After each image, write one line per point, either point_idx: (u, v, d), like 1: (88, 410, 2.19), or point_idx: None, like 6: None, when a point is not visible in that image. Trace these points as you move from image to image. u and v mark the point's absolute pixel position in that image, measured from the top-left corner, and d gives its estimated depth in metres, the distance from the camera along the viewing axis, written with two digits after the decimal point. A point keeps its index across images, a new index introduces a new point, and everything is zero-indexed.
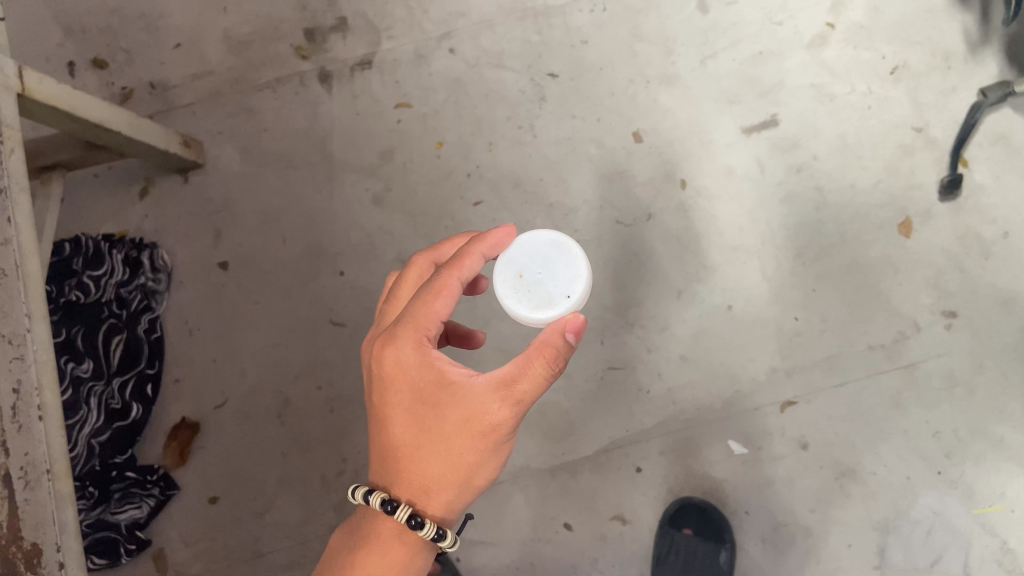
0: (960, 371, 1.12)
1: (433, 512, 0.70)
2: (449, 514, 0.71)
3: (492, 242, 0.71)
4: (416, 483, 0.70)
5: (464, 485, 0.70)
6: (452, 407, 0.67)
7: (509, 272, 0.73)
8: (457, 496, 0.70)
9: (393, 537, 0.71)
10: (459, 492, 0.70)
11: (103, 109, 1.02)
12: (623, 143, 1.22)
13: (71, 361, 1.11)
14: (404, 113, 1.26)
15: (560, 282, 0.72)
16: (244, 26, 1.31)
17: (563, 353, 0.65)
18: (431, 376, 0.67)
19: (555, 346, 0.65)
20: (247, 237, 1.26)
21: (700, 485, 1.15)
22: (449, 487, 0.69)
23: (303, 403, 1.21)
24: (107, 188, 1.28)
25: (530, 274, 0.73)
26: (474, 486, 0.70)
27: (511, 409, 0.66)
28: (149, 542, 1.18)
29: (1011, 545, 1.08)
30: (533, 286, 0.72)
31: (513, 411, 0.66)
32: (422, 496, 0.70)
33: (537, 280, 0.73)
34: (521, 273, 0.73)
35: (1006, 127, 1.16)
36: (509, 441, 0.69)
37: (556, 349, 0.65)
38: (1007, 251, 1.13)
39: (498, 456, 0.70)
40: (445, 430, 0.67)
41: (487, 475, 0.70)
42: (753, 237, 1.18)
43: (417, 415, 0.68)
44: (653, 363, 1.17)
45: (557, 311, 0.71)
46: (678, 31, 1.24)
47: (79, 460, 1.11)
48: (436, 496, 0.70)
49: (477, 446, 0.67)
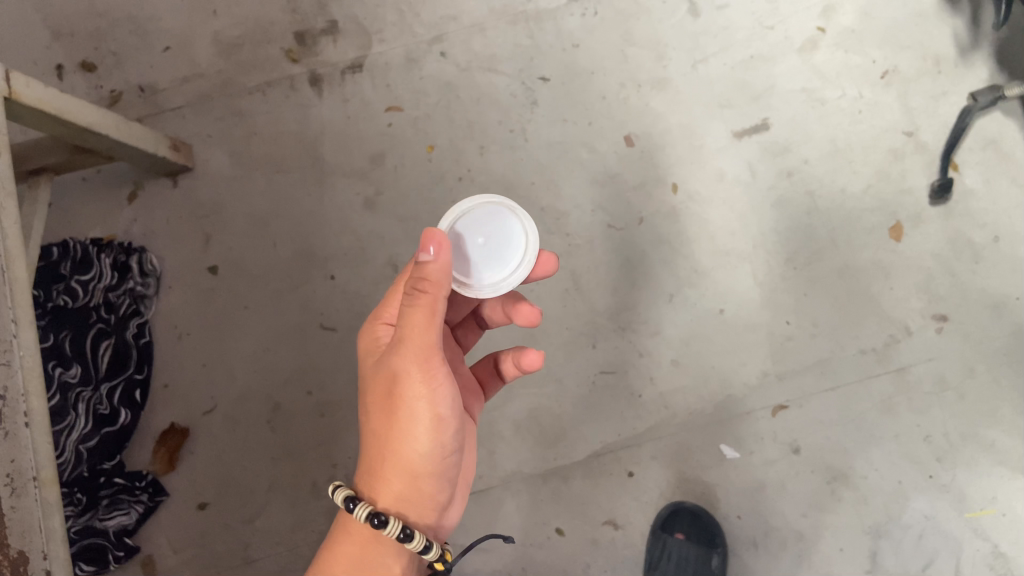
0: (950, 375, 1.12)
1: (377, 493, 0.74)
2: (388, 495, 0.74)
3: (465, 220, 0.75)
4: (366, 460, 0.76)
5: (397, 461, 0.73)
6: (376, 375, 0.74)
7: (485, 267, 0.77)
8: (393, 475, 0.74)
9: (343, 529, 0.75)
10: (392, 468, 0.74)
11: (90, 113, 1.01)
12: (614, 147, 1.22)
13: (58, 367, 1.09)
14: (395, 117, 1.26)
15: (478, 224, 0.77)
16: (234, 30, 1.31)
17: (433, 283, 0.66)
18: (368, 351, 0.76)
19: (421, 275, 0.67)
20: (236, 241, 1.25)
21: (692, 490, 1.14)
22: (383, 459, 0.74)
23: (293, 408, 1.20)
24: (95, 191, 1.27)
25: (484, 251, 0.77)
26: (403, 460, 0.73)
27: (407, 358, 0.69)
28: (137, 548, 1.16)
29: (1002, 549, 1.08)
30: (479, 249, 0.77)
31: (409, 363, 0.70)
32: (370, 476, 0.75)
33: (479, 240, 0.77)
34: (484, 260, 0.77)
35: (996, 131, 1.16)
36: (422, 403, 0.71)
37: (422, 278, 0.66)
38: (997, 256, 1.14)
39: (418, 421, 0.72)
40: (373, 395, 0.74)
41: (414, 447, 0.73)
42: (744, 241, 1.18)
43: (363, 387, 0.77)
44: (645, 368, 1.17)
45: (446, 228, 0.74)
46: (669, 35, 1.24)
47: (66, 467, 1.09)
48: (379, 474, 0.75)
49: (395, 409, 0.72)
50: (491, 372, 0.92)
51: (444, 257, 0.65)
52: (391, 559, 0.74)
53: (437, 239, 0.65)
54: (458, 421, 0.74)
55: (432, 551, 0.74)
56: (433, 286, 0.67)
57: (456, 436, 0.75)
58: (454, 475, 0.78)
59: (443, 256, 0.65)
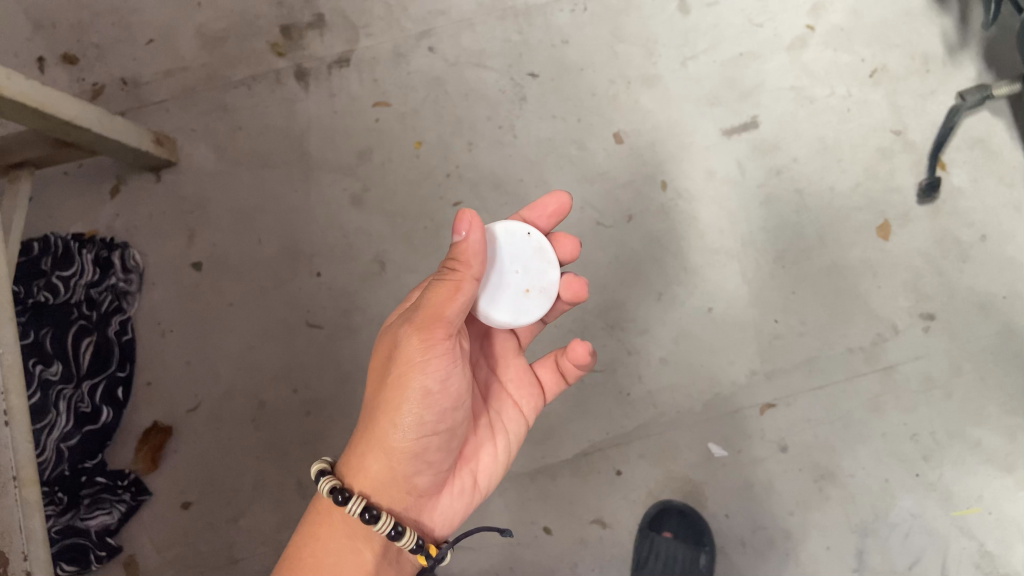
0: (937, 374, 1.13)
1: (354, 467, 0.75)
2: (363, 468, 0.75)
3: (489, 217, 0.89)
4: (353, 433, 0.78)
5: (375, 433, 0.74)
6: (385, 341, 0.77)
7: (534, 299, 0.83)
8: (368, 447, 0.75)
9: (313, 507, 0.78)
10: (371, 441, 0.75)
11: (72, 106, 1.00)
12: (604, 144, 1.21)
13: (39, 364, 1.08)
14: (383, 113, 1.24)
15: (506, 241, 0.84)
16: (219, 22, 1.29)
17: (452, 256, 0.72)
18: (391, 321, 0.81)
19: (454, 254, 0.72)
20: (221, 237, 1.23)
21: (680, 488, 1.14)
22: (364, 429, 0.75)
23: (278, 406, 1.19)
24: (77, 186, 1.25)
25: (529, 280, 0.83)
26: (381, 434, 0.74)
27: (411, 326, 0.71)
28: (119, 549, 1.14)
29: (988, 547, 1.08)
30: (547, 263, 0.85)
31: (410, 332, 0.71)
32: (353, 449, 0.77)
33: (513, 265, 0.83)
34: (545, 287, 0.84)
35: (984, 130, 1.16)
36: (413, 377, 0.71)
37: (454, 257, 0.71)
38: (984, 255, 1.14)
39: (406, 396, 0.72)
40: (378, 361, 0.77)
41: (396, 424, 0.73)
42: (733, 240, 1.18)
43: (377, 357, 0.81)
44: (633, 366, 1.17)
45: (525, 268, 0.84)
46: (658, 32, 1.24)
47: (46, 465, 1.08)
48: (360, 448, 0.76)
49: (388, 377, 0.73)
50: (554, 374, 0.92)
51: (472, 236, 0.70)
52: (360, 542, 0.75)
53: (467, 220, 0.70)
54: (448, 404, 0.74)
55: (403, 538, 0.74)
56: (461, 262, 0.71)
57: (443, 421, 0.75)
58: (436, 462, 0.78)
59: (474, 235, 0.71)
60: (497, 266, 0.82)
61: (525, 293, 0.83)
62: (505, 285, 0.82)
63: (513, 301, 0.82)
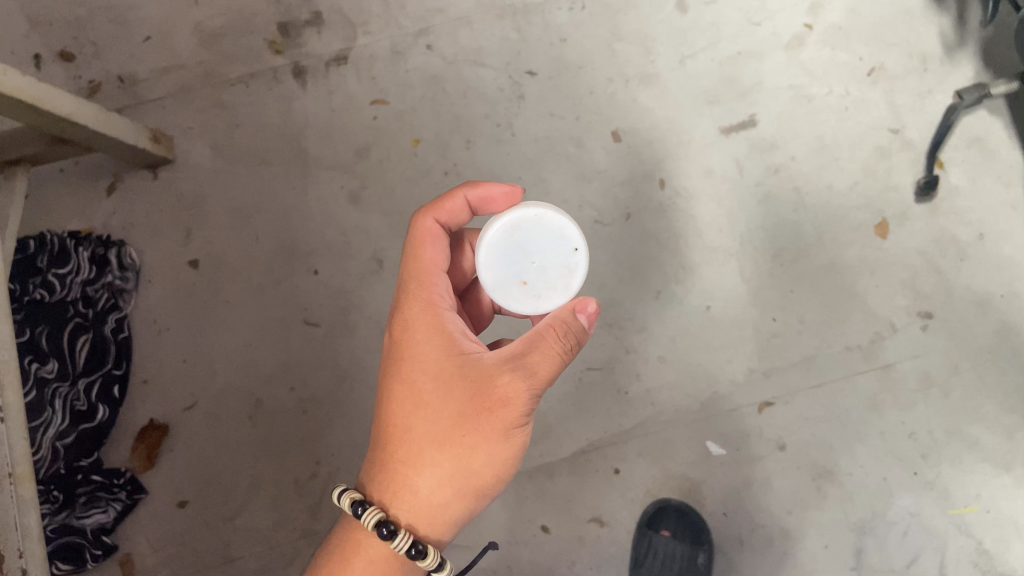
0: (935, 372, 1.12)
1: (434, 516, 0.74)
2: (444, 514, 0.74)
3: (478, 188, 0.81)
4: (419, 482, 0.73)
5: (463, 480, 0.73)
6: (462, 387, 0.72)
7: (520, 294, 0.74)
8: (453, 495, 0.74)
9: (361, 553, 0.75)
10: (457, 491, 0.74)
11: (68, 102, 0.99)
12: (601, 142, 1.21)
13: (34, 362, 1.08)
14: (381, 110, 1.24)
15: (549, 229, 0.73)
16: (216, 20, 1.29)
17: (559, 317, 0.72)
18: (444, 357, 0.74)
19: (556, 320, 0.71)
20: (218, 234, 1.23)
21: (678, 487, 1.14)
22: (451, 482, 0.73)
23: (275, 404, 1.18)
24: (73, 183, 1.25)
25: (532, 276, 0.74)
26: (473, 486, 0.74)
27: (522, 383, 0.70)
28: (116, 547, 1.14)
29: (986, 546, 1.08)
30: (565, 284, 0.74)
31: (525, 390, 0.70)
32: (427, 499, 0.74)
33: (532, 252, 0.73)
34: (541, 297, 0.74)
35: (982, 129, 1.16)
36: (520, 431, 0.72)
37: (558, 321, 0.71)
38: (982, 253, 1.14)
39: (509, 450, 0.73)
40: (447, 404, 0.72)
41: (492, 474, 0.74)
42: (731, 238, 1.18)
43: (421, 397, 0.74)
44: (631, 364, 1.17)
45: (540, 266, 0.73)
46: (657, 30, 1.24)
47: (42, 463, 1.07)
48: (443, 500, 0.74)
49: (484, 430, 0.71)
50: None
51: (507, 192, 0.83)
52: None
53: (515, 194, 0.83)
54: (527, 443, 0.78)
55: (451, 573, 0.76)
56: (576, 342, 0.73)
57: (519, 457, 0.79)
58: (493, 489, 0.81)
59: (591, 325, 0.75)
60: (517, 238, 0.73)
61: (518, 283, 0.74)
62: (508, 254, 0.73)
63: (504, 280, 0.74)
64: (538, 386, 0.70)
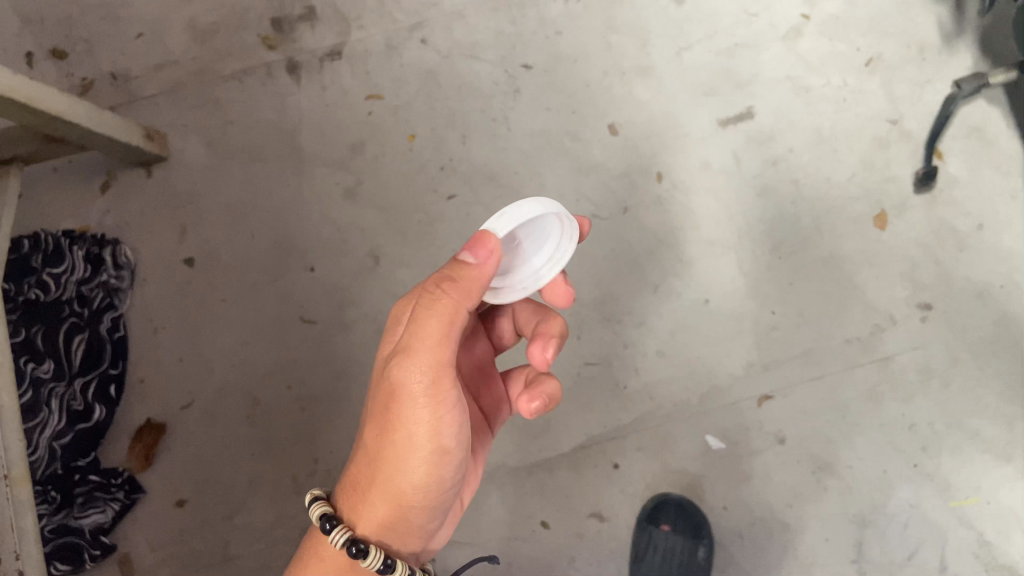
0: (935, 364, 1.12)
1: (363, 512, 0.74)
2: (370, 511, 0.73)
3: None
4: (356, 473, 0.75)
5: (381, 474, 0.72)
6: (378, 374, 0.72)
7: None
8: (376, 489, 0.73)
9: (315, 552, 0.75)
10: (379, 488, 0.72)
11: (60, 100, 0.99)
12: (598, 136, 1.21)
13: (30, 361, 1.06)
14: (375, 106, 1.23)
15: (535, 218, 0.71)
16: (209, 16, 1.28)
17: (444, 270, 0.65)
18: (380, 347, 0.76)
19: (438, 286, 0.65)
20: (213, 232, 1.23)
21: (678, 481, 1.13)
22: (372, 476, 0.73)
23: (273, 403, 1.18)
24: (67, 182, 1.24)
25: None
26: (391, 483, 0.72)
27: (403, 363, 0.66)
28: (115, 547, 1.13)
29: (987, 537, 1.07)
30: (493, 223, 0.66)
31: (405, 373, 0.66)
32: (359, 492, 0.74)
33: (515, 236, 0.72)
34: None
35: (980, 119, 1.16)
36: (417, 422, 0.68)
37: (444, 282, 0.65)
38: (981, 244, 1.13)
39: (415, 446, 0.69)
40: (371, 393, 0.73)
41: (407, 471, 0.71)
42: (729, 230, 1.17)
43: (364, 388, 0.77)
44: (631, 359, 1.16)
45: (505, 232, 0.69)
46: (653, 22, 1.23)
47: (40, 464, 1.06)
48: (369, 493, 0.73)
49: (387, 417, 0.69)
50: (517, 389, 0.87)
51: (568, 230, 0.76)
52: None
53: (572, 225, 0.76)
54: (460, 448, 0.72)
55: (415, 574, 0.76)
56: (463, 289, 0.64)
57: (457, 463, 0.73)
58: (447, 501, 0.76)
59: (484, 260, 0.63)
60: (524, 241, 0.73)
61: None
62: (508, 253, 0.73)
63: None
64: (421, 368, 0.65)
